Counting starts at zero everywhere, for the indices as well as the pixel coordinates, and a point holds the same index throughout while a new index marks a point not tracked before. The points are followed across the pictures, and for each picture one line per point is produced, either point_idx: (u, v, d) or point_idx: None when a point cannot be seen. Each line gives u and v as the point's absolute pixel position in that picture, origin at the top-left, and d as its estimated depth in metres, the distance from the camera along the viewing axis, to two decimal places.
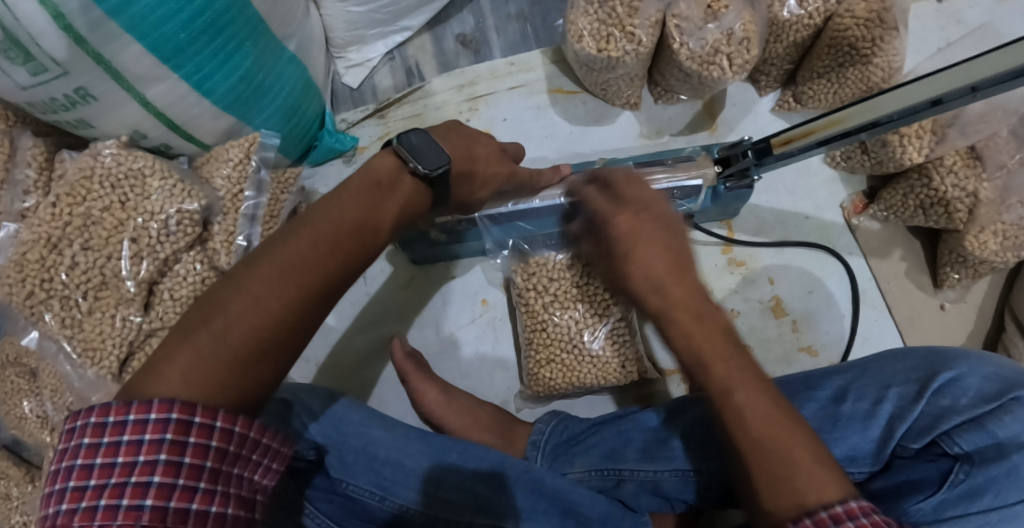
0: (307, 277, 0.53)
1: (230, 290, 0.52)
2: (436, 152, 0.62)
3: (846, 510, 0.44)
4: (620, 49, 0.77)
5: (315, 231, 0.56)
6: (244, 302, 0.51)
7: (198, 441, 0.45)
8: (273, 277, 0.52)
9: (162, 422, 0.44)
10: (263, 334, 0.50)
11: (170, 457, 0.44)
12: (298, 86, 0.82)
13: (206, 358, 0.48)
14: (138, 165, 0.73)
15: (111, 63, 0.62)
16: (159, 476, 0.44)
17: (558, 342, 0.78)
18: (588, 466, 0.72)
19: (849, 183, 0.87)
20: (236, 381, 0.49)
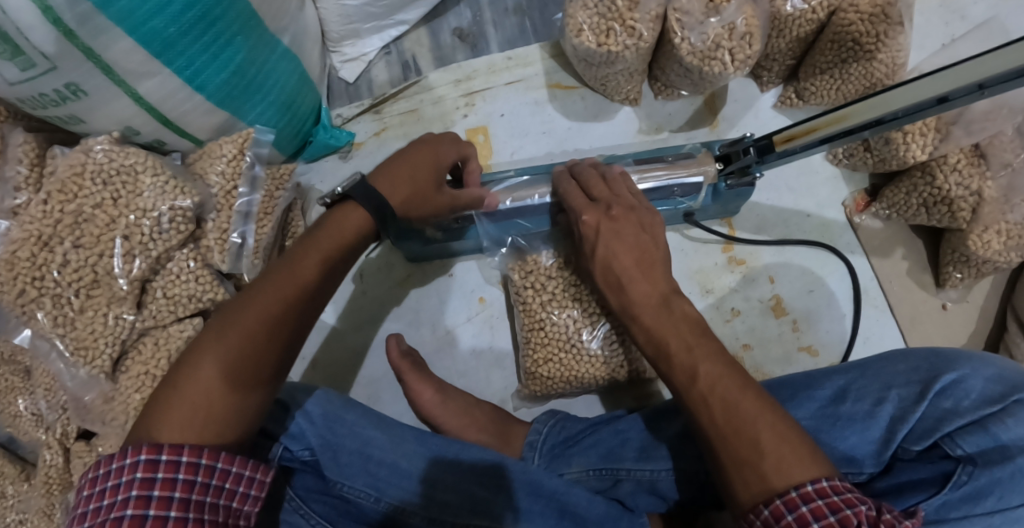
0: (287, 309, 0.56)
1: (209, 336, 0.55)
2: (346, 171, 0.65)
3: (817, 489, 0.48)
4: (620, 44, 0.75)
5: (281, 267, 0.58)
6: (229, 342, 0.53)
7: (165, 474, 0.47)
8: (252, 316, 0.55)
9: (132, 463, 0.47)
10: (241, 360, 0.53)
11: (140, 492, 0.47)
12: (293, 80, 0.81)
13: (201, 398, 0.51)
14: (130, 162, 0.71)
15: (101, 58, 0.60)
16: (132, 509, 0.46)
17: (556, 341, 0.77)
18: (586, 466, 0.71)
19: (851, 181, 0.86)
20: (232, 416, 0.52)
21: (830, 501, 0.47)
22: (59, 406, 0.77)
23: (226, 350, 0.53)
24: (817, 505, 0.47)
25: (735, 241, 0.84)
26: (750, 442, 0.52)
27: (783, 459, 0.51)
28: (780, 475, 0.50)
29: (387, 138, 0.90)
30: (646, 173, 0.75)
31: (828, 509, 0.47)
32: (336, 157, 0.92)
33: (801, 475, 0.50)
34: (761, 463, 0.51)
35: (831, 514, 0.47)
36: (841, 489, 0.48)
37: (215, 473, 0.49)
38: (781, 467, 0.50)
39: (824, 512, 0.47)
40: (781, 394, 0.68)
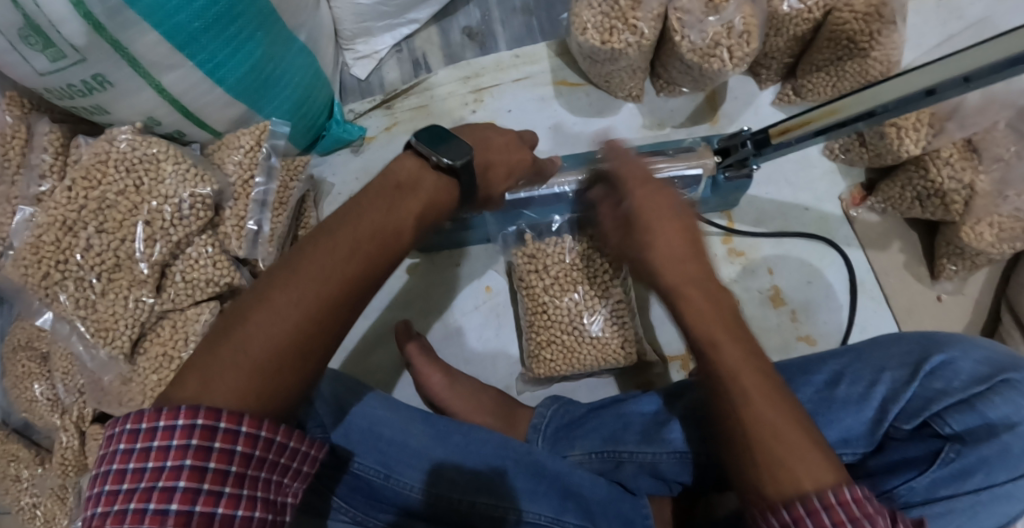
0: (350, 288, 0.53)
1: (254, 302, 0.51)
2: (460, 146, 0.61)
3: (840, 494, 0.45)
4: (623, 41, 0.78)
5: (334, 239, 0.54)
6: (266, 321, 0.49)
7: (222, 445, 0.46)
8: (308, 287, 0.51)
9: (187, 428, 0.45)
10: (285, 341, 0.49)
11: (194, 461, 0.46)
12: (307, 76, 0.84)
13: (249, 369, 0.48)
14: (153, 151, 0.75)
15: (128, 50, 0.64)
16: (185, 481, 0.45)
17: (558, 324, 0.78)
18: (588, 449, 0.73)
19: (848, 176, 0.89)
20: (280, 390, 0.49)
21: (850, 512, 0.44)
22: (77, 389, 0.79)
23: (262, 331, 0.49)
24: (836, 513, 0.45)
25: (733, 233, 0.86)
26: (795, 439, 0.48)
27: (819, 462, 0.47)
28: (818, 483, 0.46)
29: (398, 132, 0.93)
30: (649, 165, 0.76)
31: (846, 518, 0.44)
32: (347, 150, 0.94)
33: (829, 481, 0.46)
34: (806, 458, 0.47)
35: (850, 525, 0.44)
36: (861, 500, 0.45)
37: (271, 446, 0.49)
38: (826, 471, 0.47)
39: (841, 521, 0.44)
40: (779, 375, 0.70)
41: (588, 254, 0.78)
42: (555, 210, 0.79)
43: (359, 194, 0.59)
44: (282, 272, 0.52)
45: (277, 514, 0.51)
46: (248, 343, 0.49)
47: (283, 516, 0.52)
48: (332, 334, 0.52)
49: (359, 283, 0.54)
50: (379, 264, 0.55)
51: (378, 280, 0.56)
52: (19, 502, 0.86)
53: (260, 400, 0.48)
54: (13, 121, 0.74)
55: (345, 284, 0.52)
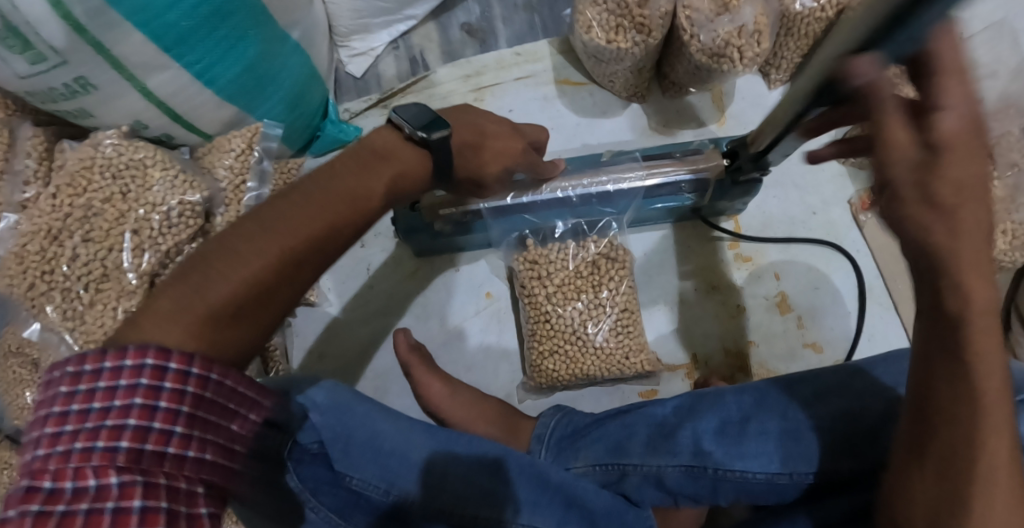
0: (316, 242, 0.53)
1: (215, 247, 0.50)
2: (436, 119, 0.62)
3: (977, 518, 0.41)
4: (630, 40, 0.76)
5: (303, 198, 0.54)
6: (228, 265, 0.48)
7: (173, 385, 0.43)
8: (274, 237, 0.51)
9: (135, 368, 0.42)
10: (246, 287, 0.48)
11: (145, 400, 0.42)
12: (302, 75, 0.81)
13: (207, 310, 0.46)
14: (140, 156, 0.72)
15: (112, 52, 0.61)
16: (135, 419, 0.41)
17: (561, 333, 0.76)
18: (593, 460, 0.71)
19: (858, 180, 0.86)
20: (233, 336, 0.48)
21: None
22: None
23: (221, 275, 0.48)
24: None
25: (741, 239, 0.84)
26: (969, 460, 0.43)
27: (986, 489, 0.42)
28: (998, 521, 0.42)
29: None
30: (655, 169, 0.73)
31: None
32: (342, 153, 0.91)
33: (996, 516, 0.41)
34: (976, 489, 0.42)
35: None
36: None
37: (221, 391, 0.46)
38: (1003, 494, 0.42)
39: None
40: (790, 384, 0.68)
41: (593, 261, 0.77)
42: (556, 214, 0.77)
43: (333, 163, 0.59)
44: (247, 222, 0.52)
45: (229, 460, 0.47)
46: (207, 283, 0.47)
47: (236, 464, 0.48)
48: (292, 287, 0.52)
49: (325, 240, 0.53)
50: (347, 228, 0.55)
51: (342, 243, 0.56)
52: None
53: (213, 342, 0.46)
54: None
55: (313, 239, 0.52)
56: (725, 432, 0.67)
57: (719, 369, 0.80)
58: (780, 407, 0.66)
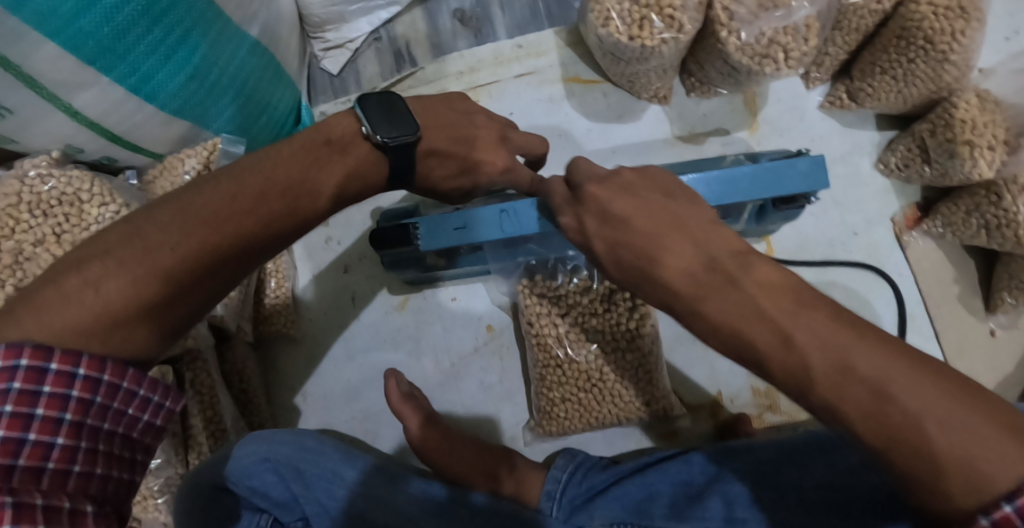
0: (241, 236, 0.44)
1: (117, 235, 0.41)
2: (403, 123, 0.54)
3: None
4: (656, 38, 0.64)
5: (237, 182, 0.46)
6: (129, 256, 0.40)
7: (53, 390, 0.35)
8: (182, 229, 0.42)
9: (6, 370, 0.34)
10: (152, 284, 0.40)
11: (17, 408, 0.34)
12: (265, 76, 0.68)
13: (96, 309, 0.37)
14: (73, 189, 0.60)
15: (21, 68, 0.49)
16: (3, 429, 0.34)
17: (574, 379, 0.68)
18: (610, 520, 0.63)
19: (903, 194, 0.76)
20: (140, 335, 0.40)
21: None
22: None
23: (117, 266, 0.39)
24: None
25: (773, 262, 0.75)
26: (917, 454, 0.32)
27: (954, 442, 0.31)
28: (999, 460, 0.30)
29: None
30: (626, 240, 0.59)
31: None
32: None
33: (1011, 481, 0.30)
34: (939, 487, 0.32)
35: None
36: None
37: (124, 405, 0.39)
38: (951, 416, 0.31)
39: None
40: (804, 448, 0.61)
41: (608, 295, 0.67)
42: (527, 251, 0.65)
43: (274, 148, 0.50)
44: (158, 205, 0.43)
45: (123, 473, 0.40)
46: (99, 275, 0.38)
47: (132, 476, 0.41)
48: (212, 283, 0.44)
49: (253, 238, 0.45)
50: (287, 221, 0.48)
51: (282, 234, 0.48)
52: None
53: (107, 342, 0.38)
54: None
55: (248, 235, 0.45)
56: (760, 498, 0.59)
57: (747, 408, 0.73)
58: (803, 481, 0.58)
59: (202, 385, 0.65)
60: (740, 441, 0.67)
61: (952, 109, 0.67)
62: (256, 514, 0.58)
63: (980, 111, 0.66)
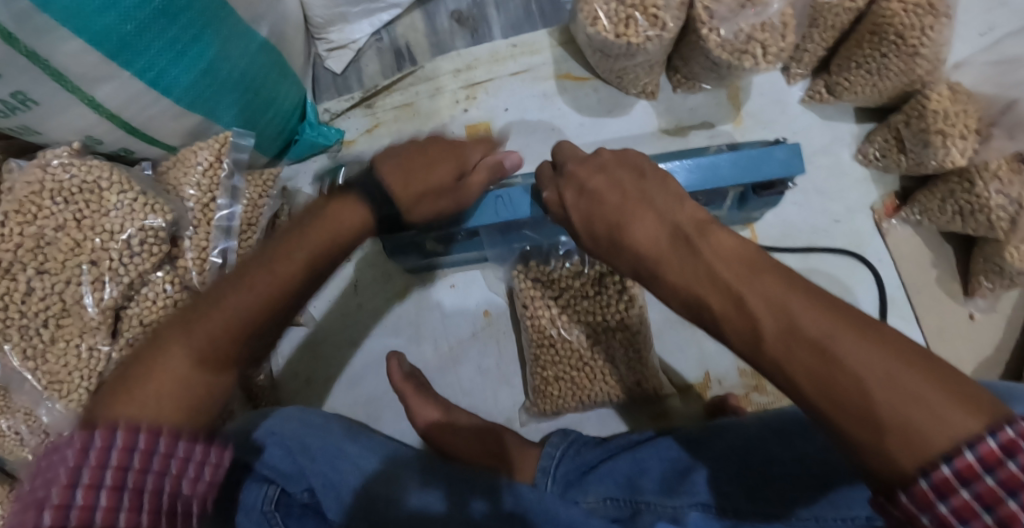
0: (284, 288, 0.53)
1: (189, 313, 0.50)
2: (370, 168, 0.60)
3: (917, 500, 0.36)
4: (641, 35, 0.67)
5: (277, 248, 0.54)
6: (197, 332, 0.49)
7: (119, 462, 0.42)
8: (205, 340, 0.49)
9: (82, 450, 0.42)
10: (216, 353, 0.49)
11: (89, 481, 0.41)
12: (272, 74, 0.72)
13: (177, 382, 0.47)
14: (93, 178, 0.64)
15: (48, 62, 0.53)
16: (80, 497, 0.41)
17: (567, 359, 0.70)
18: (604, 495, 0.66)
19: (881, 184, 0.80)
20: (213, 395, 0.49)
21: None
22: None
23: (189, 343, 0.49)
24: (942, 514, 0.35)
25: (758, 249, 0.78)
26: (860, 413, 0.38)
27: (893, 402, 0.37)
28: (932, 420, 0.36)
29: (380, 136, 0.82)
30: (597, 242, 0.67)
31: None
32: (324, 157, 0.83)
33: (945, 437, 0.36)
34: (881, 444, 0.37)
35: (1009, 497, 0.34)
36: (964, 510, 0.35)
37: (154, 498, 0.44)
38: (889, 377, 0.38)
39: (997, 457, 0.35)
40: (787, 427, 0.65)
41: (599, 278, 0.70)
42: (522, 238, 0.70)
43: (299, 213, 0.58)
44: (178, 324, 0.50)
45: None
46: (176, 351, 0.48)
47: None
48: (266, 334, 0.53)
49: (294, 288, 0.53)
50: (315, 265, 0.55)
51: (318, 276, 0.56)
52: None
53: (188, 405, 0.47)
54: None
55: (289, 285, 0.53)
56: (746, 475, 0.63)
57: (734, 389, 0.76)
58: (785, 455, 0.63)
59: None
60: (728, 418, 0.70)
61: (925, 101, 0.71)
62: (264, 485, 0.60)
63: (950, 103, 0.70)
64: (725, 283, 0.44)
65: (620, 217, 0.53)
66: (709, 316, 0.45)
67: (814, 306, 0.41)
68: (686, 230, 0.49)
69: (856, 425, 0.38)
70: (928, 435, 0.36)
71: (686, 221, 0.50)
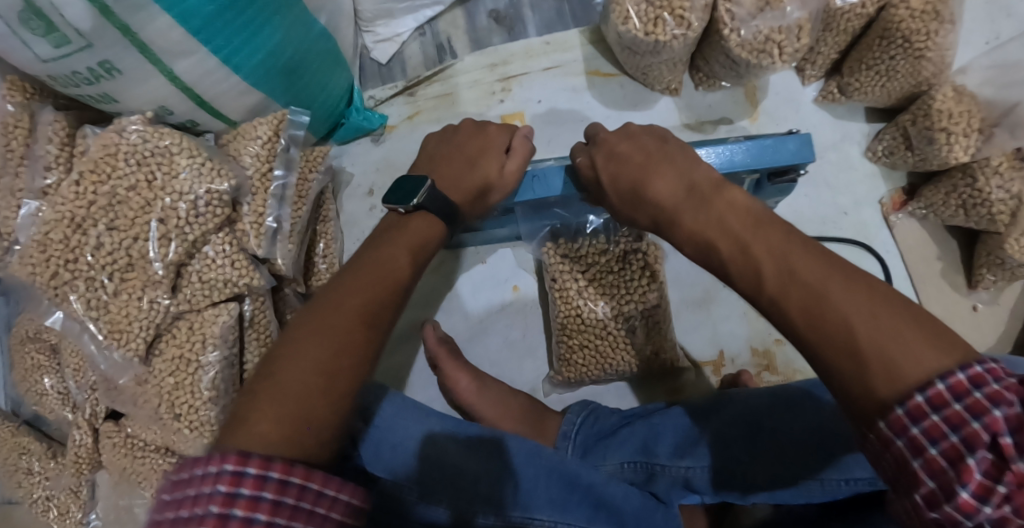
0: (371, 305, 0.57)
1: (290, 341, 0.53)
2: (412, 186, 0.67)
3: (892, 425, 0.39)
4: (668, 34, 0.72)
5: (358, 280, 0.59)
6: (304, 350, 0.52)
7: (272, 494, 0.41)
8: (280, 423, 0.47)
9: (236, 475, 0.40)
10: (327, 360, 0.52)
11: (244, 512, 0.40)
12: (327, 61, 0.78)
13: (297, 394, 0.49)
14: (166, 143, 0.70)
15: (138, 36, 0.59)
16: (240, 513, 0.40)
17: (592, 329, 0.75)
18: (620, 459, 0.71)
19: (889, 179, 0.85)
20: (337, 399, 0.50)
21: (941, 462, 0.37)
22: (88, 386, 0.80)
23: (300, 361, 0.51)
24: (913, 436, 0.38)
25: None
26: (845, 347, 0.42)
27: (875, 339, 0.41)
28: (910, 357, 0.39)
29: (420, 122, 0.89)
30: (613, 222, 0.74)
31: (909, 453, 0.38)
32: (367, 140, 0.90)
33: (920, 371, 0.39)
34: (864, 378, 0.41)
35: (974, 420, 0.37)
36: (938, 435, 0.38)
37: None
38: (875, 317, 0.42)
39: (965, 387, 0.37)
40: (794, 398, 0.67)
41: (622, 255, 0.75)
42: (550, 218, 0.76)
43: (369, 247, 0.64)
44: (251, 400, 0.49)
45: None
46: (290, 369, 0.50)
47: None
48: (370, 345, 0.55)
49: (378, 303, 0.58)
50: (394, 284, 0.60)
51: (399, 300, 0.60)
52: (31, 494, 0.92)
53: (313, 413, 0.48)
54: (15, 109, 0.71)
55: (375, 302, 0.57)
56: (750, 437, 0.67)
57: (747, 367, 0.80)
58: (792, 426, 0.65)
59: (259, 323, 0.78)
60: (749, 389, 0.72)
61: (930, 101, 0.76)
62: None
63: (955, 103, 0.75)
64: (734, 233, 0.51)
65: (642, 173, 0.60)
66: (718, 257, 0.52)
67: (811, 256, 0.46)
68: (702, 187, 0.56)
69: (839, 359, 0.42)
70: (905, 367, 0.39)
71: (702, 180, 0.57)
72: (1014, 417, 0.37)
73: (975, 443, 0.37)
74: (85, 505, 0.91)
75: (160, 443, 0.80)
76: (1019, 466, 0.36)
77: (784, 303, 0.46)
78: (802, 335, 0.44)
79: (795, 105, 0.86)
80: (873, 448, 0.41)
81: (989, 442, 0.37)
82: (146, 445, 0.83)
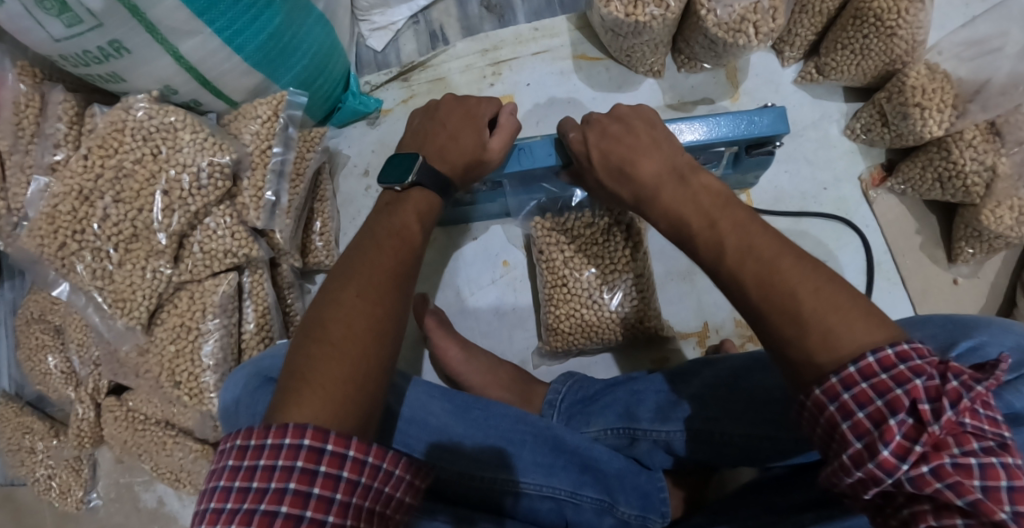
0: (393, 274, 0.60)
1: (324, 311, 0.55)
2: (405, 161, 0.68)
3: (826, 391, 0.42)
4: (647, 14, 0.75)
5: (378, 251, 0.61)
6: (338, 318, 0.54)
7: (328, 469, 0.44)
8: (326, 405, 0.48)
9: (294, 448, 0.44)
10: (361, 324, 0.54)
11: (299, 486, 0.44)
12: (324, 48, 0.82)
13: (347, 360, 0.51)
14: (170, 119, 0.73)
15: (146, 16, 0.63)
16: (295, 484, 0.44)
17: (578, 297, 0.78)
18: (604, 425, 0.71)
19: (868, 156, 0.87)
20: (381, 361, 0.53)
21: (865, 423, 0.40)
22: (92, 361, 0.83)
23: (343, 330, 0.53)
24: (843, 401, 0.41)
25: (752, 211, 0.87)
26: (789, 314, 0.45)
27: (817, 310, 0.44)
28: (847, 329, 0.43)
29: (413, 105, 0.92)
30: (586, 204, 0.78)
31: (839, 417, 0.41)
32: (363, 123, 0.94)
33: (854, 343, 0.42)
34: (802, 341, 0.44)
35: (897, 387, 0.40)
36: (866, 400, 0.40)
37: (357, 491, 0.45)
38: (819, 291, 0.45)
39: (892, 361, 0.40)
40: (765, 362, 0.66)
41: (607, 227, 0.78)
42: (535, 193, 0.79)
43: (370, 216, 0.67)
44: (288, 393, 0.49)
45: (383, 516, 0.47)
46: (332, 338, 0.53)
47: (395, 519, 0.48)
48: (399, 313, 0.58)
49: (399, 272, 0.60)
50: (404, 250, 0.63)
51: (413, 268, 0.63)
52: (33, 474, 0.92)
53: (363, 376, 0.51)
54: (26, 89, 0.75)
55: (395, 271, 0.60)
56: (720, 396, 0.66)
57: (731, 337, 0.82)
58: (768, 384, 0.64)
59: (257, 295, 0.81)
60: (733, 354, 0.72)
61: (903, 79, 0.78)
62: None
63: (928, 80, 0.77)
64: (705, 213, 0.54)
65: (619, 138, 0.63)
66: (687, 233, 0.56)
67: (771, 235, 0.49)
68: (682, 167, 0.60)
69: (783, 324, 0.45)
70: (842, 342, 0.43)
71: (682, 164, 0.60)
72: (934, 388, 0.39)
73: (897, 406, 0.39)
74: (85, 484, 0.93)
75: (160, 415, 0.82)
76: (935, 429, 0.38)
77: (740, 274, 0.49)
78: (753, 303, 0.47)
79: (774, 88, 0.89)
80: (811, 415, 0.44)
81: (910, 408, 0.39)
82: (147, 418, 0.83)
